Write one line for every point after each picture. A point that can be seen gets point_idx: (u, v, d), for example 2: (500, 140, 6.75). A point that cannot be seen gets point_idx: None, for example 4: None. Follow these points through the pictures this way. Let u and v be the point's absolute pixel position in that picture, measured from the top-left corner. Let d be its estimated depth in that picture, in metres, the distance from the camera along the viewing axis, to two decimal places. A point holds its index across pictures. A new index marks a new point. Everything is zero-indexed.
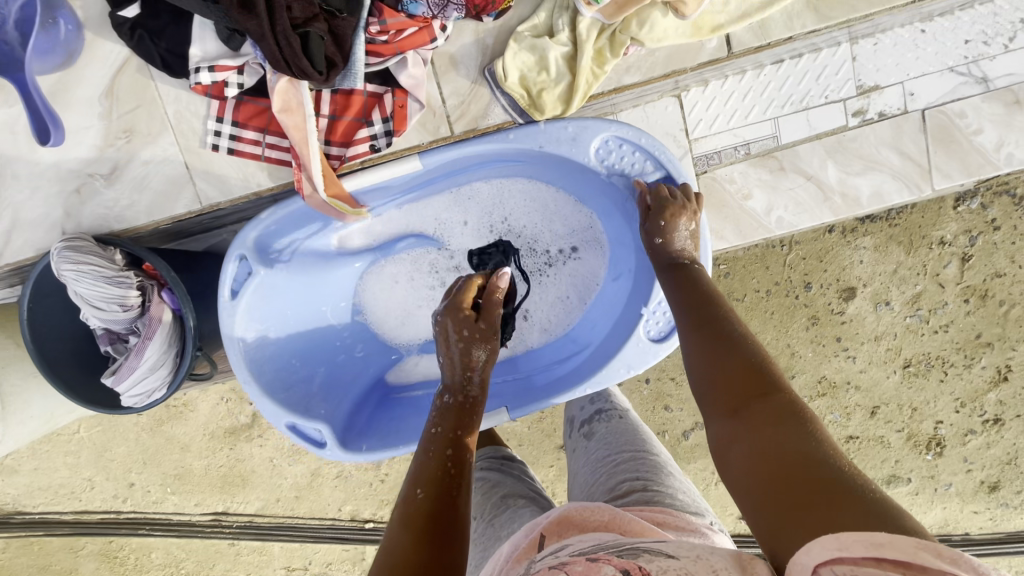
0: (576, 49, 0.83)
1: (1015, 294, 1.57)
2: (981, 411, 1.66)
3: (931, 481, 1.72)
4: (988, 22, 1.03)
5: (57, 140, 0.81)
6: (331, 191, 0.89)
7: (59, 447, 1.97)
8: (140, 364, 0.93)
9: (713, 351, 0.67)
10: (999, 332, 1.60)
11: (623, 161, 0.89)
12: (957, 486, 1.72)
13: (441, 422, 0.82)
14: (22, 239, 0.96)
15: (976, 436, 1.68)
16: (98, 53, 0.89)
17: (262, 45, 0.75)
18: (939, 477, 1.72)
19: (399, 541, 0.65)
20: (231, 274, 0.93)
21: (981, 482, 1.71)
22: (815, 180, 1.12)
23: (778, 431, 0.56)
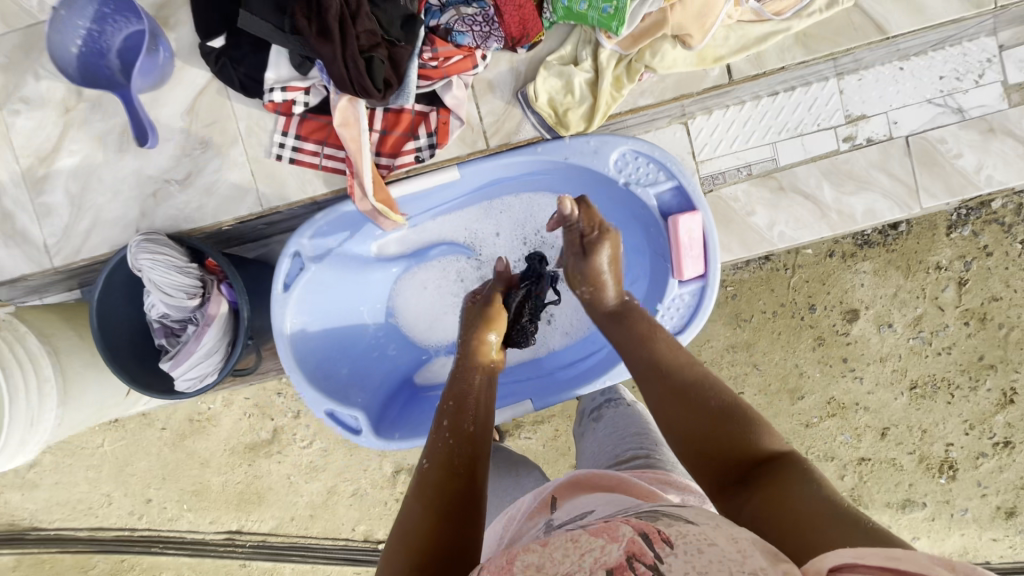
0: (597, 75, 0.96)
1: (1013, 318, 1.64)
2: (991, 434, 1.69)
3: (946, 506, 1.73)
4: (959, 61, 1.17)
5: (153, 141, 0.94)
6: (379, 196, 1.01)
7: (81, 461, 2.00)
8: (198, 350, 1.03)
9: (699, 414, 0.70)
10: (1001, 354, 1.65)
11: (638, 172, 1.00)
12: (973, 512, 1.72)
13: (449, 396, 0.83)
14: (101, 237, 1.08)
15: (988, 459, 1.70)
16: (183, 76, 1.03)
17: (333, 68, 0.88)
18: (955, 502, 1.72)
19: (412, 517, 0.66)
20: (285, 270, 1.03)
21: (997, 507, 1.71)
22: (812, 199, 1.22)
23: (781, 485, 0.59)
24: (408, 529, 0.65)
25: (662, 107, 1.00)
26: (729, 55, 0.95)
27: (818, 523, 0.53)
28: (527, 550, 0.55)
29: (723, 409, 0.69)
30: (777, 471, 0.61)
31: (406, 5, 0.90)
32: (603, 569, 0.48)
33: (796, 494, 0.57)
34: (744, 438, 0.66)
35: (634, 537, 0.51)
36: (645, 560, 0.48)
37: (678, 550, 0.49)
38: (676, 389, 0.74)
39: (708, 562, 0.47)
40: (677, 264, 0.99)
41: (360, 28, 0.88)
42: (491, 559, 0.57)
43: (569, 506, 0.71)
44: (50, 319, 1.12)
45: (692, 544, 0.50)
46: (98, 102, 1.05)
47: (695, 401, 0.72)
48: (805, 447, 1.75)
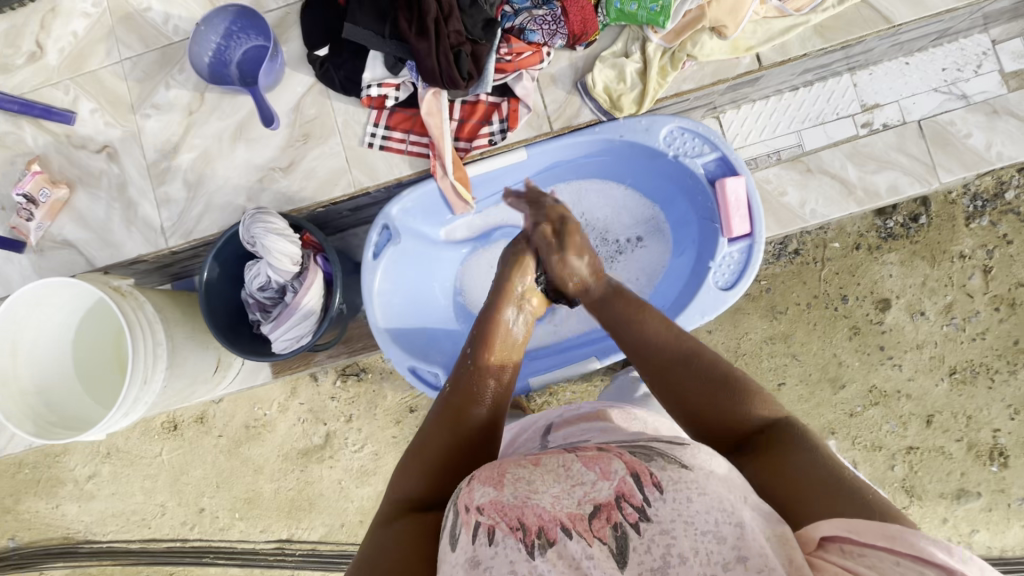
0: (646, 65, 1.12)
1: None
2: None
3: (1001, 495, 1.72)
4: (958, 55, 1.33)
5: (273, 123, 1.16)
6: (458, 175, 1.17)
7: (138, 470, 2.05)
8: (299, 312, 1.16)
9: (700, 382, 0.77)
10: None
11: (684, 146, 1.14)
12: None
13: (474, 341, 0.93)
14: (212, 219, 1.24)
15: None
16: (291, 81, 1.21)
17: (427, 62, 1.07)
18: (1010, 490, 1.71)
19: (433, 433, 0.79)
20: (375, 239, 1.17)
21: None
22: (839, 178, 1.35)
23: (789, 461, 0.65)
24: (426, 441, 0.78)
25: (701, 91, 1.16)
26: (758, 45, 1.11)
27: (819, 497, 0.60)
28: (518, 463, 0.68)
29: (719, 384, 0.76)
30: (771, 439, 0.69)
31: (487, 10, 1.08)
32: (593, 503, 0.61)
33: (800, 468, 0.63)
34: (738, 411, 0.73)
35: (625, 477, 0.61)
36: (633, 502, 0.59)
37: (666, 497, 0.59)
38: (673, 360, 0.81)
39: (694, 513, 0.57)
40: (726, 223, 1.11)
41: (450, 29, 1.07)
42: (481, 468, 0.69)
43: (569, 430, 0.88)
44: (159, 295, 1.27)
45: (682, 492, 0.59)
46: (216, 105, 1.23)
47: (690, 373, 0.79)
48: (852, 437, 1.76)
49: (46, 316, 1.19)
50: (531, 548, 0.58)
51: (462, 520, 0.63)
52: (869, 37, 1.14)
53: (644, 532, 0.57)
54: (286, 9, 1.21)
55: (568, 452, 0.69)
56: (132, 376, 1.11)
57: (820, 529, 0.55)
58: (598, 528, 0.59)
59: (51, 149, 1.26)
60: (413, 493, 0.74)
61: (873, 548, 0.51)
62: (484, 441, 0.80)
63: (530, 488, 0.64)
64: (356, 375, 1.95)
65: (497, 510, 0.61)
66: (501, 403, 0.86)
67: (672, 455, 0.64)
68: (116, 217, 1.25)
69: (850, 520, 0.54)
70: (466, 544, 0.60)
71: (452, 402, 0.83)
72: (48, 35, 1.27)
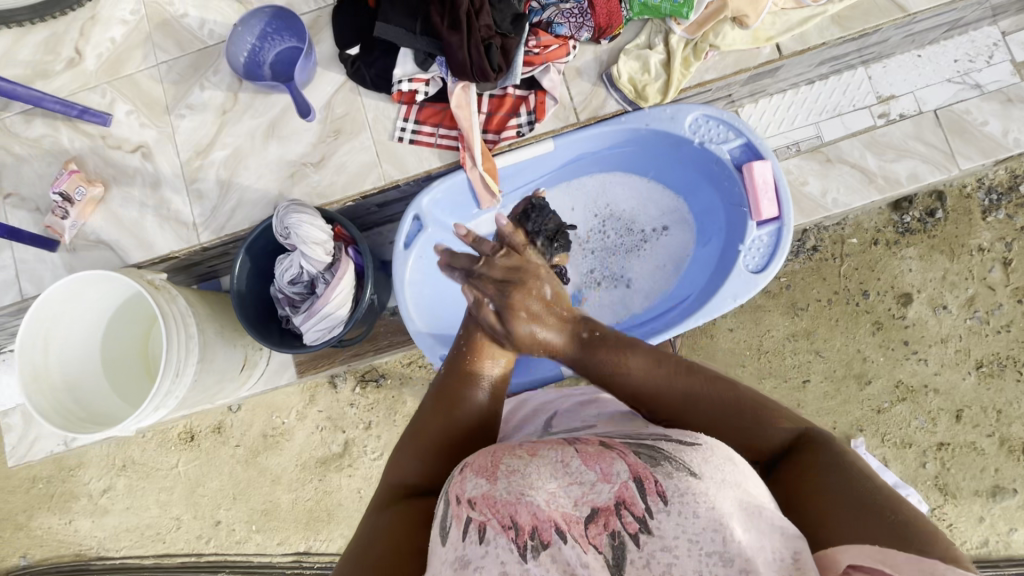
0: (669, 56, 1.16)
1: None
2: None
3: None
4: (968, 47, 1.37)
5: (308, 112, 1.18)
6: (486, 166, 1.19)
7: (154, 483, 1.99)
8: (331, 302, 1.16)
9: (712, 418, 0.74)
10: None
11: (709, 133, 1.16)
12: None
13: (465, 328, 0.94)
14: (244, 214, 1.25)
15: None
16: (323, 79, 1.25)
17: (459, 54, 1.10)
18: None
19: (428, 420, 0.80)
20: (406, 230, 1.19)
21: None
22: (859, 167, 1.37)
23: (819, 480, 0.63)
24: (422, 427, 0.79)
25: (723, 81, 1.19)
26: (777, 35, 1.15)
27: (848, 517, 0.56)
28: (513, 455, 0.65)
29: (737, 406, 0.74)
30: (814, 455, 0.65)
31: (515, 6, 1.12)
32: (591, 506, 0.57)
33: (827, 483, 0.61)
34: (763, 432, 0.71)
35: (628, 482, 0.58)
36: (634, 511, 0.56)
37: (671, 508, 0.55)
38: (679, 389, 0.78)
39: (700, 530, 0.53)
40: (756, 205, 1.12)
41: (481, 23, 1.10)
42: (476, 456, 0.68)
43: (571, 417, 0.85)
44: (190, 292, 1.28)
45: (689, 506, 0.54)
46: (249, 104, 1.26)
47: (702, 404, 0.76)
48: (881, 434, 1.71)
49: (78, 312, 1.18)
50: (523, 550, 0.55)
51: (453, 511, 0.62)
52: (884, 25, 1.17)
53: (644, 546, 0.53)
54: (318, 13, 1.26)
55: (568, 446, 0.66)
56: (166, 367, 1.10)
57: (847, 556, 0.53)
58: (595, 535, 0.55)
59: (87, 150, 1.29)
60: (411, 478, 0.74)
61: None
62: (479, 428, 0.81)
63: (525, 483, 0.60)
64: (376, 381, 1.91)
65: (489, 506, 0.59)
66: (496, 395, 0.87)
67: (680, 458, 0.59)
68: (149, 215, 1.28)
69: (884, 550, 0.51)
70: (456, 539, 0.59)
71: (447, 389, 0.84)
72: (87, 42, 1.32)
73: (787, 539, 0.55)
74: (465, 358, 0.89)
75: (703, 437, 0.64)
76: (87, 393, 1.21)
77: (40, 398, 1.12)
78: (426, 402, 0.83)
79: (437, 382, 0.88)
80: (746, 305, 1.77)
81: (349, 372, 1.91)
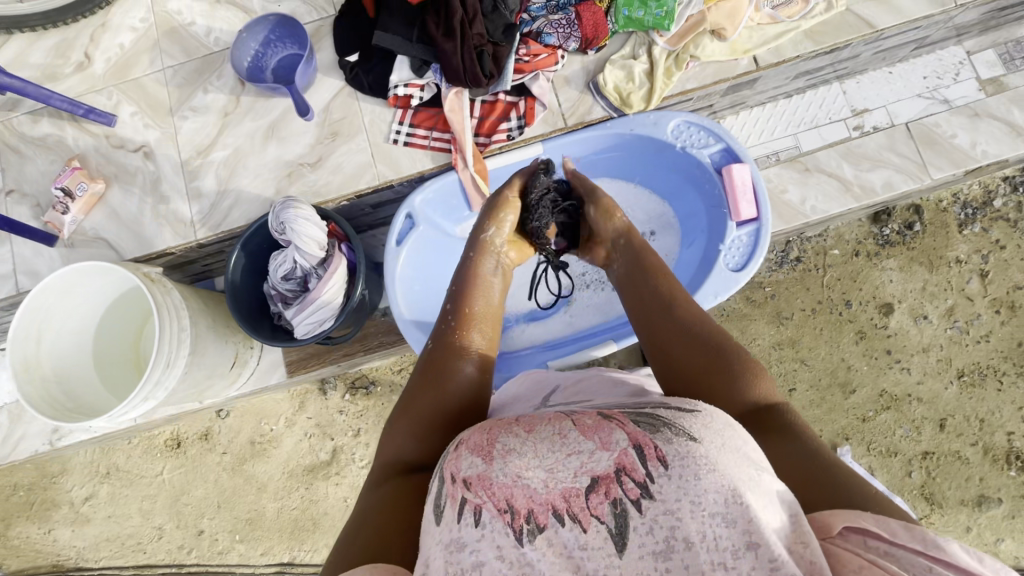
0: (652, 66, 1.22)
1: None
2: None
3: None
4: (937, 65, 1.45)
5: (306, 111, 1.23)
6: (477, 167, 1.24)
7: (137, 491, 1.96)
8: (321, 297, 1.18)
9: (711, 353, 0.78)
10: None
11: (691, 138, 1.22)
12: None
13: (454, 300, 0.94)
14: (241, 212, 1.29)
15: None
16: (322, 84, 1.30)
17: (453, 60, 1.16)
18: None
19: (419, 392, 0.81)
20: (398, 228, 1.22)
21: None
22: (836, 176, 1.42)
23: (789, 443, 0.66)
24: (411, 401, 0.80)
25: (704, 90, 1.25)
26: (754, 48, 1.22)
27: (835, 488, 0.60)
28: (509, 432, 0.64)
29: (718, 358, 0.77)
30: (770, 421, 0.71)
31: (506, 16, 1.19)
32: (590, 476, 0.57)
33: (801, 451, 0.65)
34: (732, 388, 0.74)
35: (628, 449, 0.58)
36: (635, 477, 0.56)
37: (671, 474, 0.55)
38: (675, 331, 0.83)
39: (701, 492, 0.53)
40: (734, 207, 1.17)
41: (474, 31, 1.16)
42: (473, 433, 0.66)
43: (569, 393, 0.91)
44: (185, 288, 1.30)
45: (689, 469, 0.55)
46: (250, 107, 1.31)
47: (695, 339, 0.81)
48: (867, 443, 1.72)
49: (74, 304, 1.20)
50: (519, 533, 0.56)
51: (449, 492, 0.61)
52: (854, 40, 1.24)
53: (647, 511, 0.54)
54: (320, 23, 1.32)
55: (565, 419, 0.65)
56: (156, 358, 1.12)
57: (841, 519, 0.56)
58: (597, 505, 0.56)
59: (90, 149, 1.33)
60: (404, 454, 0.76)
61: (899, 547, 0.54)
62: (467, 396, 0.82)
63: (521, 462, 0.59)
64: (366, 388, 1.90)
65: (485, 488, 0.59)
66: (484, 360, 0.88)
67: (679, 424, 0.59)
68: (147, 212, 1.30)
69: (879, 517, 0.56)
70: (452, 521, 0.58)
71: (434, 359, 0.86)
72: (97, 47, 1.37)
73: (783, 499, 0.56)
74: (452, 326, 0.90)
75: (702, 405, 0.63)
76: (77, 383, 1.22)
77: (32, 386, 1.13)
78: (414, 377, 0.84)
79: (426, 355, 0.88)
80: (731, 314, 1.80)
81: (339, 378, 1.91)
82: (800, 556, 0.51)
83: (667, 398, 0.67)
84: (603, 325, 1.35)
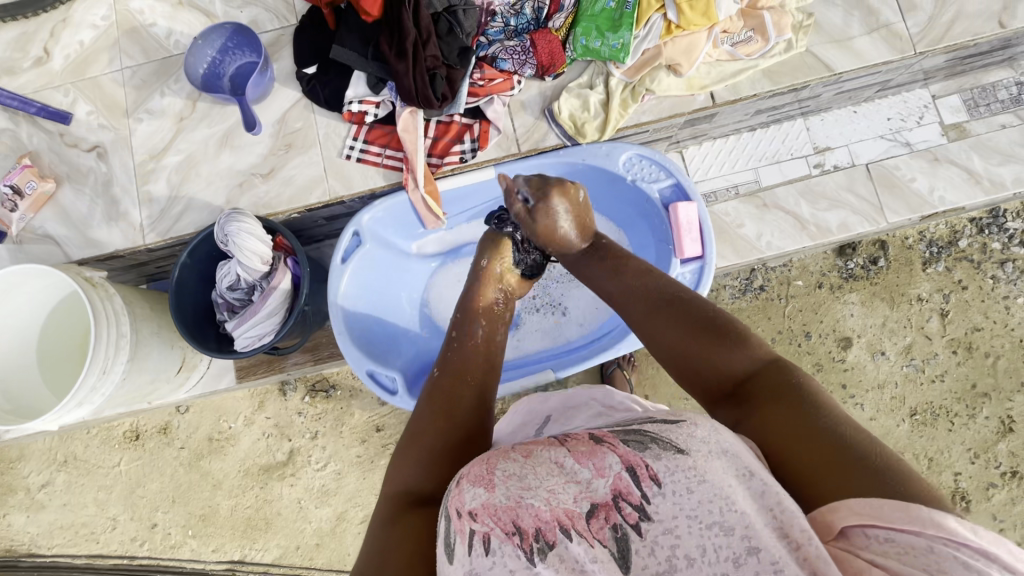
0: (608, 96, 1.21)
1: (999, 347, 1.67)
2: (997, 463, 1.64)
3: None
4: (902, 107, 1.44)
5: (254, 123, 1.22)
6: (428, 189, 1.23)
7: (93, 481, 1.89)
8: (262, 309, 1.18)
9: (695, 330, 0.72)
10: (993, 382, 1.66)
11: (642, 171, 1.21)
12: None
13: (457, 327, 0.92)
14: (190, 220, 1.29)
15: (998, 490, 1.63)
16: (279, 94, 1.29)
17: (404, 81, 1.15)
18: None
19: (424, 416, 0.77)
20: (344, 245, 1.21)
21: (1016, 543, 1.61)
22: (793, 215, 1.42)
23: (787, 409, 0.61)
24: (420, 432, 0.75)
25: (660, 122, 1.24)
26: (711, 84, 1.21)
27: (830, 465, 0.55)
28: (508, 458, 0.62)
29: (698, 322, 0.73)
30: (773, 381, 0.65)
31: (462, 39, 1.18)
32: (590, 501, 0.56)
33: (803, 428, 0.58)
34: (722, 360, 0.70)
35: (622, 472, 0.56)
36: (632, 500, 0.55)
37: (666, 491, 0.54)
38: (652, 308, 0.78)
39: (696, 505, 0.53)
40: (678, 244, 1.17)
41: (427, 53, 1.15)
42: (470, 465, 0.63)
43: (564, 417, 0.88)
44: (131, 290, 1.29)
45: (681, 483, 0.54)
46: (206, 113, 1.31)
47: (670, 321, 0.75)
48: None
49: (14, 302, 1.20)
50: (530, 554, 0.54)
51: (455, 527, 0.57)
52: (814, 81, 1.24)
53: (646, 533, 0.53)
54: (280, 32, 1.31)
55: (558, 443, 0.63)
56: (92, 363, 1.12)
57: (839, 516, 0.52)
58: (597, 529, 0.55)
59: (44, 146, 1.32)
60: (415, 484, 0.70)
61: (900, 532, 0.48)
62: (481, 426, 0.77)
63: (522, 485, 0.58)
64: (326, 392, 1.82)
65: (491, 515, 0.57)
66: (490, 386, 0.83)
67: (667, 437, 0.57)
68: (98, 214, 1.30)
69: (874, 502, 0.50)
70: (463, 556, 0.55)
71: (440, 385, 0.81)
72: (56, 43, 1.36)
73: (781, 504, 0.53)
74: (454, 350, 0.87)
75: (687, 413, 0.61)
76: (20, 385, 1.22)
77: None
78: (420, 404, 0.78)
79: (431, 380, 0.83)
80: None
81: (300, 381, 1.83)
82: (807, 555, 0.49)
83: (659, 412, 0.66)
84: (556, 351, 1.37)
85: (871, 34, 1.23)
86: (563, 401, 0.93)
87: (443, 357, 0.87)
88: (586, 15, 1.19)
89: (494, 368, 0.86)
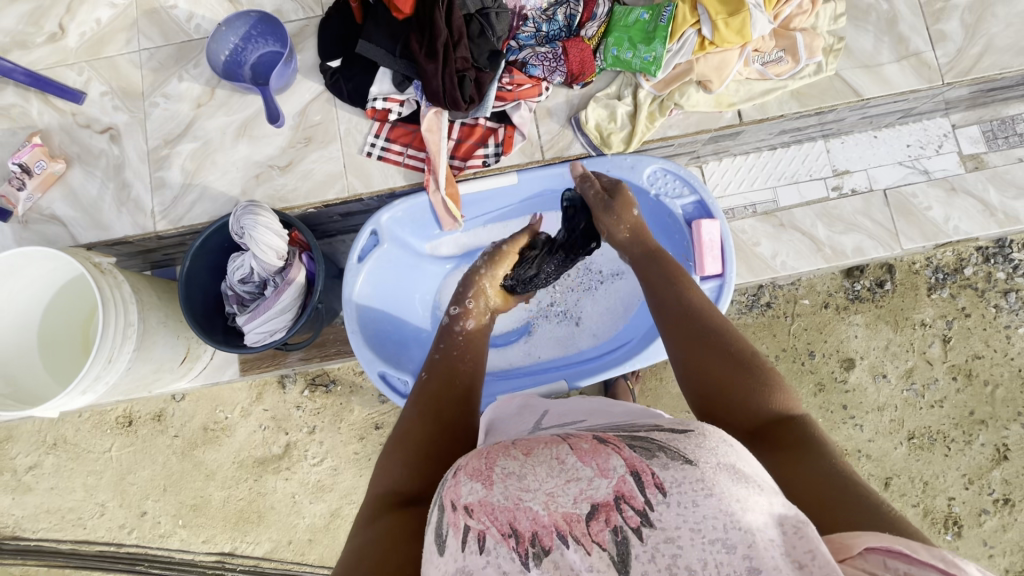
0: (636, 108, 1.20)
1: (999, 375, 1.55)
2: (990, 489, 1.52)
3: None
4: (920, 135, 1.45)
5: (277, 116, 1.19)
6: (449, 191, 1.22)
7: (83, 466, 1.77)
8: (275, 305, 1.16)
9: (727, 362, 0.72)
10: (990, 410, 1.54)
11: (667, 186, 1.21)
12: None
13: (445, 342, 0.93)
14: (202, 209, 1.26)
15: (990, 517, 1.52)
16: (301, 86, 1.27)
17: (433, 82, 1.13)
18: None
19: (408, 415, 0.77)
20: (362, 244, 1.21)
21: (1006, 570, 1.51)
22: (809, 235, 1.42)
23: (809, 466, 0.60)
24: (407, 432, 0.74)
25: (687, 138, 1.24)
26: (739, 102, 1.21)
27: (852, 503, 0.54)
28: (508, 456, 0.60)
29: (740, 361, 0.72)
30: (794, 438, 0.64)
31: (493, 42, 1.17)
32: (590, 503, 0.52)
33: (820, 468, 0.59)
34: (749, 398, 0.69)
35: (625, 477, 0.53)
36: (634, 504, 0.51)
37: (670, 500, 0.50)
38: (691, 338, 0.76)
39: (700, 518, 0.48)
40: (700, 262, 1.17)
41: (457, 55, 1.14)
42: (469, 458, 0.62)
43: (559, 416, 0.82)
44: (138, 276, 1.27)
45: (687, 495, 0.50)
46: (225, 101, 1.28)
47: (715, 350, 0.74)
48: None
49: (17, 286, 1.17)
50: (524, 558, 0.51)
51: (449, 520, 0.56)
52: (840, 106, 1.24)
53: (647, 540, 0.49)
54: (306, 22, 1.29)
55: (562, 444, 0.60)
56: (98, 352, 1.09)
57: (861, 539, 0.49)
58: (596, 532, 0.51)
59: (55, 124, 1.29)
60: (399, 485, 0.68)
61: (921, 566, 0.45)
62: (466, 427, 0.77)
63: (522, 486, 0.56)
64: (325, 386, 1.72)
65: (488, 513, 0.54)
66: (475, 392, 0.83)
67: (674, 446, 0.54)
68: (108, 198, 1.27)
69: (895, 537, 0.48)
70: (456, 552, 0.53)
71: (429, 391, 0.80)
72: (71, 19, 1.32)
73: (786, 517, 0.51)
74: (437, 358, 0.89)
75: (694, 422, 0.58)
76: (17, 369, 1.18)
77: None
78: (409, 405, 0.79)
79: (418, 385, 0.83)
80: None
81: (299, 373, 1.73)
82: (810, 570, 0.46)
83: (665, 419, 0.62)
84: (564, 360, 1.36)
85: (900, 61, 1.23)
86: (567, 403, 0.86)
87: (434, 361, 0.88)
88: (619, 25, 1.18)
89: (478, 380, 0.85)
